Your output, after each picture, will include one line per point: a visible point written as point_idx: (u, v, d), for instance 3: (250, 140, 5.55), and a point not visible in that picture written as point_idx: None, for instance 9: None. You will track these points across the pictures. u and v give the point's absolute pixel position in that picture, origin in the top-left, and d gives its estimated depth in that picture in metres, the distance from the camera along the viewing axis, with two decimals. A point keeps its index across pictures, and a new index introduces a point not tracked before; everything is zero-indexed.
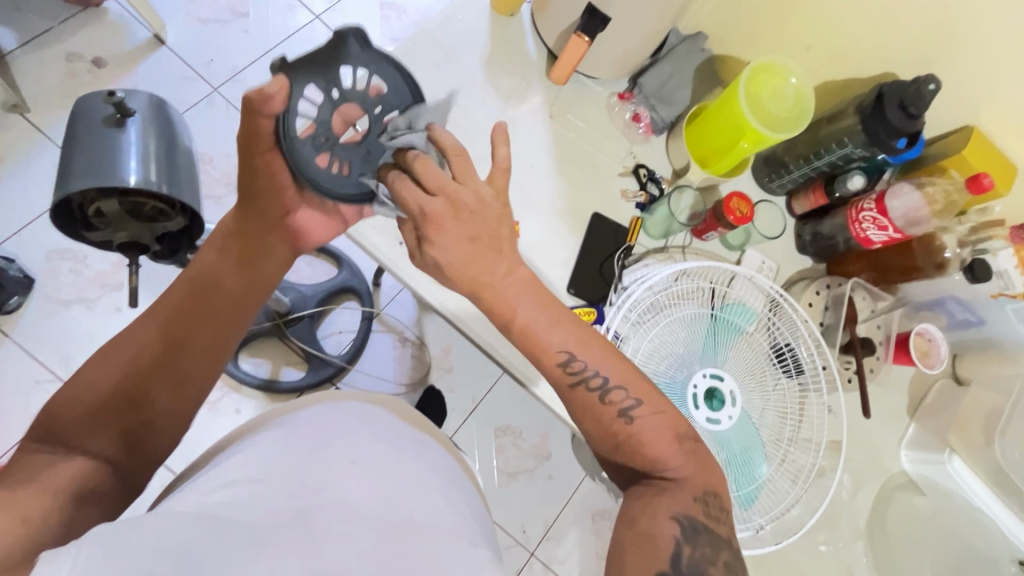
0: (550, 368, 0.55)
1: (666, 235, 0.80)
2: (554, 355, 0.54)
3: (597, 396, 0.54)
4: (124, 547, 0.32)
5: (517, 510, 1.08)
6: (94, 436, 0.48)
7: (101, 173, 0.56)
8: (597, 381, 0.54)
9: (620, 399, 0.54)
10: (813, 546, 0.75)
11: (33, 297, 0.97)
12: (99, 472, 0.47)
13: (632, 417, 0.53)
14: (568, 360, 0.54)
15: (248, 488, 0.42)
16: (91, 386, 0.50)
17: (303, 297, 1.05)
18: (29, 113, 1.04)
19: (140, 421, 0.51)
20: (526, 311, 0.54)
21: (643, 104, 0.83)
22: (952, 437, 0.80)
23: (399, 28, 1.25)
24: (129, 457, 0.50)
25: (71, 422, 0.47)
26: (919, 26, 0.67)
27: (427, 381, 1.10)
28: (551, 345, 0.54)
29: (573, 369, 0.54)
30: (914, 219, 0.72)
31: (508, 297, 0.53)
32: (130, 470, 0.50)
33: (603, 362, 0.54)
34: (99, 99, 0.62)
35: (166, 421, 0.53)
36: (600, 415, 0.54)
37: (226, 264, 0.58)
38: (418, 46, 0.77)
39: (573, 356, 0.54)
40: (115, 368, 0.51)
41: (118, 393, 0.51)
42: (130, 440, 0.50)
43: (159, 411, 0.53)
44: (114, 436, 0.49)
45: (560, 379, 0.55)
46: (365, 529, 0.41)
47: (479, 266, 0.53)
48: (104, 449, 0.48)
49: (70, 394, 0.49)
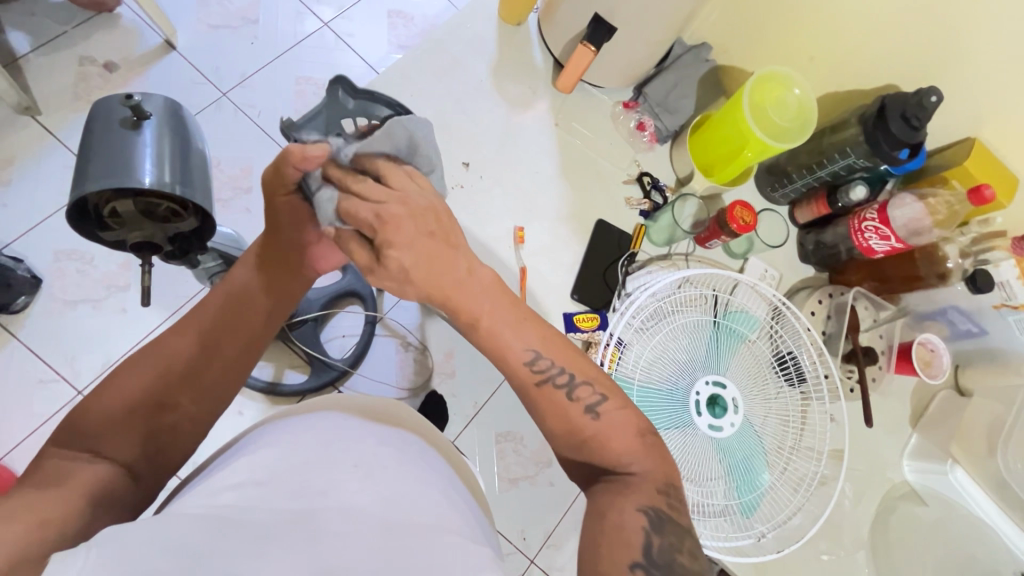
0: (516, 368, 0.50)
1: (669, 242, 0.81)
2: (521, 352, 0.50)
3: (565, 393, 0.51)
4: (131, 545, 0.33)
5: (517, 518, 1.05)
6: (116, 440, 0.48)
7: (116, 173, 0.57)
8: (563, 378, 0.51)
9: (588, 395, 0.51)
10: (814, 554, 0.74)
11: (40, 296, 0.98)
12: (118, 477, 0.47)
13: (599, 415, 0.51)
14: (532, 360, 0.50)
15: (254, 489, 0.43)
16: (122, 390, 0.50)
17: (308, 300, 1.07)
18: (41, 116, 1.06)
19: (164, 425, 0.52)
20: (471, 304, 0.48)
21: (648, 114, 0.83)
22: (955, 448, 0.80)
23: (406, 35, 1.29)
24: (148, 465, 0.50)
25: (97, 426, 0.48)
26: (920, 38, 0.68)
27: (428, 387, 1.07)
28: (515, 345, 0.50)
29: (537, 367, 0.50)
30: (917, 229, 0.72)
31: (466, 294, 0.48)
32: (143, 476, 0.50)
33: (569, 360, 0.51)
34: (117, 101, 0.63)
35: (190, 427, 0.54)
36: (568, 415, 0.51)
37: (257, 279, 0.60)
38: (426, 53, 0.78)
39: (540, 354, 0.50)
40: (147, 373, 0.52)
41: (147, 397, 0.51)
42: (150, 443, 0.51)
43: (183, 416, 0.53)
44: (135, 440, 0.50)
45: (525, 380, 0.51)
46: (369, 530, 0.41)
47: (444, 272, 0.47)
48: (121, 453, 0.49)
49: (104, 397, 0.50)
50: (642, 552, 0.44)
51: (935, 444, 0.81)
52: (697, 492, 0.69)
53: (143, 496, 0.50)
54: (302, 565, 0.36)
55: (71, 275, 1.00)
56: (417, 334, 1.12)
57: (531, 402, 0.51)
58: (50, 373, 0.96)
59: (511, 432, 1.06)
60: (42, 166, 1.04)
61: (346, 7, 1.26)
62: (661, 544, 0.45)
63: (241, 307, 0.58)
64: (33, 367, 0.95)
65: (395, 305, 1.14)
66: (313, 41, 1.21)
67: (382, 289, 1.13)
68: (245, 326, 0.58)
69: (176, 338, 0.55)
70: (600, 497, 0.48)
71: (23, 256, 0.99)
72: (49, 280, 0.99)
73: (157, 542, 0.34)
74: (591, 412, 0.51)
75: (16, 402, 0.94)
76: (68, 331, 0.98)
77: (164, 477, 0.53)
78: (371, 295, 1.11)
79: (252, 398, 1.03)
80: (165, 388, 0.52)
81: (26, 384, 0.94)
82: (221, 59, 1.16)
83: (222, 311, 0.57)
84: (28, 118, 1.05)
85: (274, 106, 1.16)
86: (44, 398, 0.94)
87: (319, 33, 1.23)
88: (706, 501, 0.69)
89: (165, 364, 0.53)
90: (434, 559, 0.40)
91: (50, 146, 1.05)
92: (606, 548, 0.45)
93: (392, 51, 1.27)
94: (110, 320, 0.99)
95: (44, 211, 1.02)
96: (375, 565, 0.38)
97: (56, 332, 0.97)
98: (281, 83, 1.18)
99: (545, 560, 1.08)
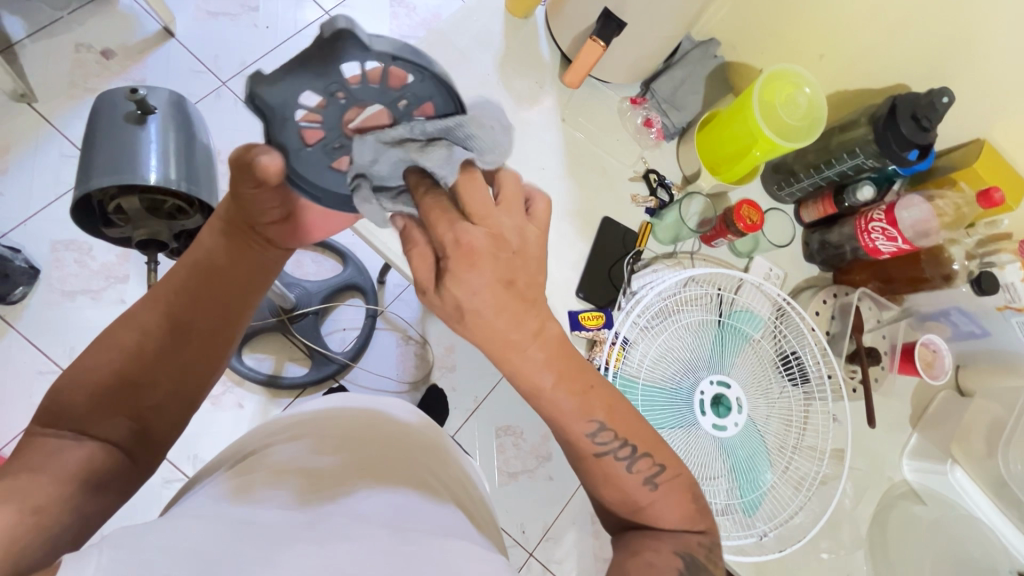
0: (577, 439, 0.47)
1: (674, 240, 0.80)
2: (583, 424, 0.46)
3: (624, 465, 0.47)
4: (145, 547, 0.33)
5: (516, 510, 1.08)
6: (103, 419, 0.46)
7: (121, 169, 0.56)
8: (625, 451, 0.47)
9: (648, 467, 0.48)
10: (814, 553, 0.75)
11: (38, 287, 0.97)
12: (105, 458, 0.45)
13: (657, 484, 0.48)
14: (594, 432, 0.46)
15: (266, 489, 0.43)
16: (97, 367, 0.47)
17: (308, 292, 1.06)
18: (37, 103, 1.05)
19: (145, 406, 0.49)
20: (528, 369, 0.42)
21: (656, 110, 0.82)
22: (954, 448, 0.81)
23: (409, 24, 1.27)
24: (136, 445, 0.49)
25: (78, 406, 0.46)
26: (934, 41, 0.67)
27: (429, 381, 1.11)
28: (572, 418, 0.45)
29: (598, 441, 0.47)
30: (924, 231, 0.72)
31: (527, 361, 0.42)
32: (139, 456, 0.49)
33: (631, 431, 0.47)
34: (122, 95, 0.61)
35: (170, 406, 0.51)
36: (622, 486, 0.48)
37: (227, 252, 0.52)
38: (432, 46, 0.77)
39: (603, 425, 0.46)
40: (118, 351, 0.48)
41: (123, 377, 0.48)
42: (135, 423, 0.49)
43: (161, 397, 0.50)
44: (123, 421, 0.48)
45: (582, 448, 0.47)
46: (380, 529, 0.41)
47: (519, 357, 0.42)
48: (110, 433, 0.47)
49: (79, 373, 0.47)
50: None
51: (936, 444, 0.81)
52: (699, 491, 0.69)
53: (139, 474, 0.50)
54: (317, 567, 0.35)
55: (69, 266, 1.00)
56: (417, 329, 1.14)
57: (589, 468, 0.49)
58: (48, 364, 0.95)
59: (511, 426, 1.12)
60: (39, 154, 1.03)
61: None
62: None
63: (211, 281, 0.52)
64: (31, 358, 0.95)
65: (397, 298, 1.14)
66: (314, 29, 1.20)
67: (383, 281, 1.13)
68: (220, 302, 0.52)
69: (145, 313, 0.50)
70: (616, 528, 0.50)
71: (20, 245, 0.98)
72: (46, 271, 0.98)
73: (177, 549, 0.33)
74: (648, 484, 0.48)
75: (15, 392, 0.93)
76: (67, 322, 0.97)
77: (157, 458, 0.52)
78: (372, 288, 1.11)
79: (252, 390, 1.03)
80: (140, 368, 0.49)
81: (25, 375, 0.94)
82: (222, 47, 1.15)
83: (190, 286, 0.51)
84: (24, 105, 1.04)
85: None
86: (42, 388, 0.94)
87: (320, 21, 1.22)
88: (708, 500, 0.69)
89: (136, 341, 0.49)
90: (449, 560, 0.39)
91: (47, 134, 1.04)
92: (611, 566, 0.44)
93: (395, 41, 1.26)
94: (109, 311, 0.99)
95: (41, 201, 1.01)
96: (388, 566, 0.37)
97: (54, 323, 0.97)
98: None
99: (544, 553, 1.08)
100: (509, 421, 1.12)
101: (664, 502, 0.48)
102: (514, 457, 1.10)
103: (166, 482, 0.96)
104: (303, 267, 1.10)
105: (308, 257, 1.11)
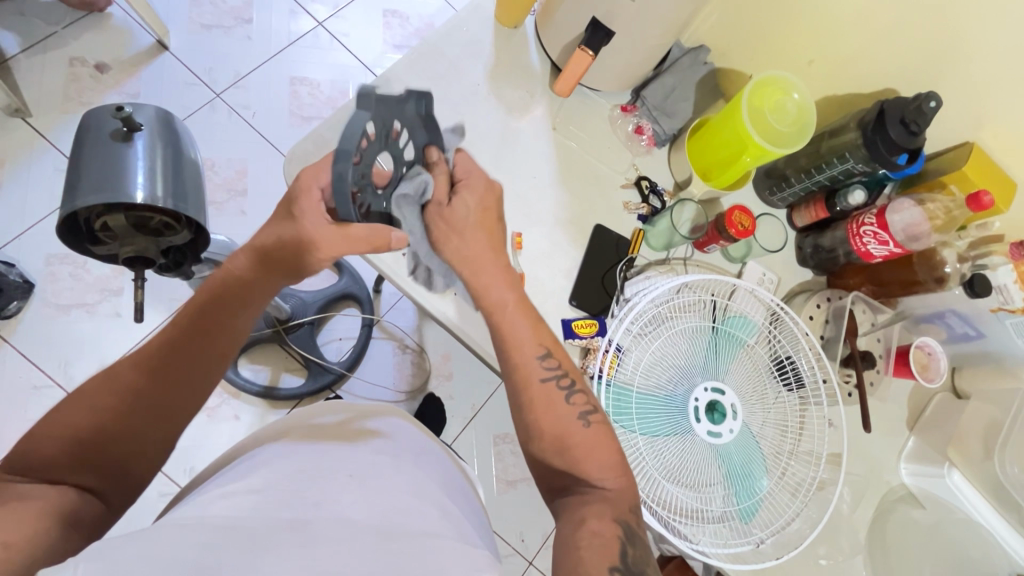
0: (528, 362, 0.58)
1: (667, 247, 0.81)
2: (535, 348, 0.58)
3: (564, 395, 0.57)
4: (122, 555, 0.33)
5: (516, 518, 1.09)
6: (78, 467, 0.47)
7: (107, 187, 0.56)
8: (565, 381, 0.57)
9: (583, 403, 0.57)
10: (813, 559, 0.75)
11: (32, 301, 0.99)
12: (80, 503, 0.46)
13: (589, 422, 0.56)
14: (543, 357, 0.58)
15: (247, 498, 0.44)
16: (78, 416, 0.49)
17: (303, 303, 1.06)
18: (32, 118, 1.06)
19: (125, 452, 0.50)
20: (495, 288, 0.61)
21: (645, 117, 0.83)
22: (952, 451, 0.80)
23: (402, 34, 1.30)
24: (114, 487, 0.49)
25: (52, 456, 0.46)
26: (921, 43, 0.67)
27: (426, 390, 1.11)
28: (528, 341, 0.59)
29: (548, 366, 0.58)
30: (914, 234, 0.73)
31: (495, 281, 0.62)
32: (114, 501, 0.49)
33: (571, 366, 0.59)
34: (107, 112, 0.61)
35: (152, 452, 0.52)
36: (561, 418, 0.55)
37: (220, 307, 0.57)
38: (420, 55, 0.77)
39: (550, 352, 0.59)
40: (99, 405, 0.50)
41: (102, 427, 0.49)
42: (114, 467, 0.49)
43: (141, 444, 0.51)
44: (100, 467, 0.48)
45: (531, 373, 0.57)
46: (364, 535, 0.42)
47: (481, 268, 0.62)
48: (83, 480, 0.47)
49: (58, 424, 0.48)
50: (621, 561, 0.47)
51: (932, 447, 0.81)
52: (696, 499, 0.69)
53: (114, 517, 0.49)
54: (296, 568, 0.36)
55: (64, 279, 1.01)
56: (414, 337, 1.14)
57: (529, 398, 0.57)
58: (43, 378, 0.96)
59: (509, 433, 1.13)
60: (35, 170, 1.05)
61: (341, 6, 1.27)
62: (634, 553, 0.48)
63: (199, 338, 0.56)
64: (27, 372, 0.96)
65: (392, 307, 1.14)
66: (307, 40, 1.23)
67: (378, 291, 1.13)
68: (203, 358, 0.56)
69: (131, 370, 0.52)
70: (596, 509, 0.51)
71: (16, 260, 1.00)
72: (41, 285, 1.00)
73: (151, 557, 0.33)
74: (583, 418, 0.55)
75: (11, 407, 0.94)
76: (63, 336, 0.99)
77: (134, 497, 0.52)
78: (368, 297, 1.10)
79: (249, 402, 1.03)
80: (119, 425, 0.50)
81: (20, 389, 0.95)
82: (215, 60, 1.17)
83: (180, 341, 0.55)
84: (19, 120, 1.05)
85: (269, 108, 1.18)
86: (38, 403, 0.95)
87: (313, 32, 1.24)
88: (704, 508, 0.69)
89: (119, 398, 0.51)
90: (435, 559, 0.40)
91: (42, 149, 1.06)
92: (587, 550, 0.47)
93: (387, 49, 1.28)
94: (103, 324, 1.01)
95: (36, 216, 1.03)
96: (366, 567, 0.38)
97: (50, 337, 0.98)
98: (277, 84, 1.19)
99: (543, 561, 1.09)
100: (507, 428, 1.13)
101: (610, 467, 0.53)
102: (512, 465, 1.11)
103: (162, 494, 0.96)
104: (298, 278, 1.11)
105: None
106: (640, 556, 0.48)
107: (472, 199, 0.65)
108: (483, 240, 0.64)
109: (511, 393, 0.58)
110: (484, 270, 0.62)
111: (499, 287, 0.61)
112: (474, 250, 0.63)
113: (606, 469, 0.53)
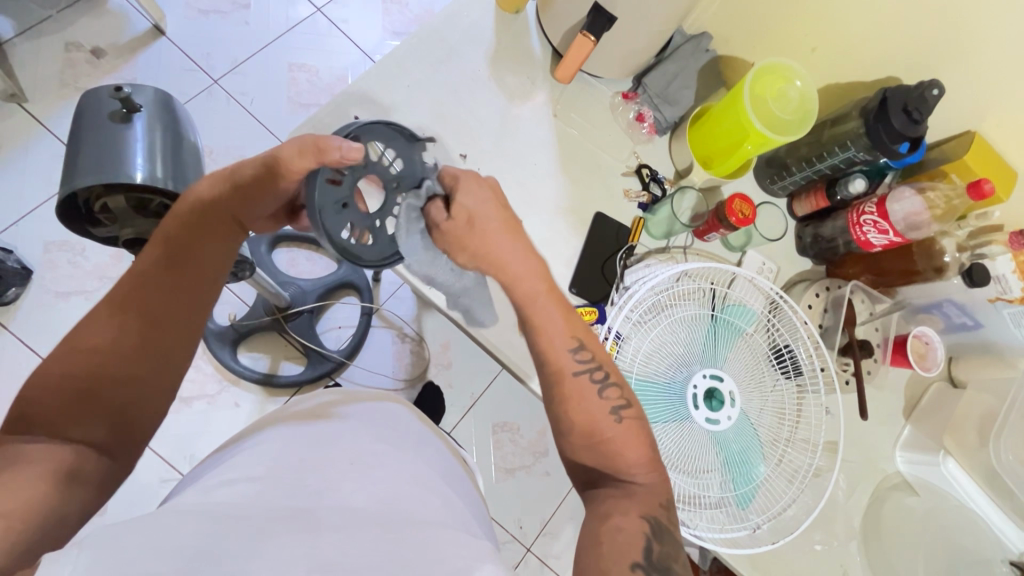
0: (561, 354, 0.55)
1: (668, 235, 0.81)
2: (568, 340, 0.56)
3: (597, 389, 0.55)
4: (123, 544, 0.33)
5: (515, 506, 1.10)
6: (78, 420, 0.45)
7: (104, 168, 0.56)
8: (599, 374, 0.56)
9: (617, 397, 0.55)
10: (808, 545, 0.75)
11: (31, 288, 0.99)
12: (85, 459, 0.45)
13: (622, 418, 0.55)
14: (575, 350, 0.56)
15: (248, 486, 0.44)
16: (65, 362, 0.46)
17: (302, 291, 1.06)
18: (28, 103, 1.05)
19: (125, 401, 0.48)
20: (502, 251, 0.57)
21: (647, 104, 0.83)
22: (946, 439, 0.81)
23: (401, 21, 1.29)
24: (118, 439, 0.48)
25: (49, 407, 0.44)
26: (927, 30, 0.67)
27: (425, 378, 1.11)
28: (560, 333, 0.56)
29: (580, 360, 0.56)
30: (915, 223, 0.72)
31: (507, 251, 0.57)
32: (118, 454, 0.48)
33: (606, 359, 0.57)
34: (105, 93, 0.61)
35: (151, 403, 0.50)
36: (568, 406, 0.54)
37: (194, 235, 0.53)
38: (420, 40, 0.76)
39: (582, 345, 0.56)
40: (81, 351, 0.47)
41: (92, 376, 0.46)
42: (117, 420, 0.47)
43: (138, 392, 0.49)
44: (101, 417, 0.46)
45: (564, 366, 0.55)
46: (365, 524, 0.42)
47: (501, 251, 0.57)
48: (86, 434, 0.45)
49: (47, 374, 0.46)
50: (643, 555, 0.46)
51: (929, 436, 0.82)
52: (695, 485, 0.69)
53: (120, 473, 0.48)
54: (297, 556, 0.36)
55: (62, 266, 1.01)
56: (413, 326, 1.14)
57: (561, 393, 0.55)
58: None
59: (508, 422, 1.13)
60: (31, 156, 1.04)
61: None
62: (660, 548, 0.47)
63: (174, 271, 0.52)
64: (27, 358, 0.96)
65: (392, 296, 1.14)
66: (306, 27, 1.22)
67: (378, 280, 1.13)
68: (183, 288, 0.52)
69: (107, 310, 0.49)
70: (599, 500, 0.51)
71: (13, 247, 1.00)
72: (39, 272, 1.00)
73: (150, 547, 0.33)
74: (615, 414, 0.54)
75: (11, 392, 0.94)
76: (62, 323, 0.99)
77: (138, 454, 0.50)
78: (367, 286, 1.10)
79: (249, 389, 1.03)
80: (110, 370, 0.47)
81: (20, 376, 0.95)
82: (212, 45, 1.16)
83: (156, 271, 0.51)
84: (15, 105, 1.05)
85: (267, 95, 1.17)
86: None
87: (312, 19, 1.23)
88: (701, 494, 0.69)
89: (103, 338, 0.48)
90: (437, 546, 0.40)
91: (39, 134, 1.05)
92: (594, 545, 0.47)
93: (386, 36, 1.27)
94: None
95: (34, 202, 1.02)
96: (368, 553, 0.38)
97: (49, 324, 0.98)
98: (275, 70, 1.19)
99: (541, 547, 1.10)
100: (506, 417, 1.14)
101: (609, 455, 0.53)
102: (511, 453, 1.12)
103: (162, 481, 0.96)
104: (297, 266, 1.11)
105: (303, 255, 1.12)
106: (664, 550, 0.47)
107: (469, 195, 0.59)
108: (504, 227, 0.58)
109: (545, 385, 0.56)
110: (499, 241, 0.57)
111: (514, 254, 0.57)
112: (495, 223, 0.58)
113: (603, 459, 0.53)
